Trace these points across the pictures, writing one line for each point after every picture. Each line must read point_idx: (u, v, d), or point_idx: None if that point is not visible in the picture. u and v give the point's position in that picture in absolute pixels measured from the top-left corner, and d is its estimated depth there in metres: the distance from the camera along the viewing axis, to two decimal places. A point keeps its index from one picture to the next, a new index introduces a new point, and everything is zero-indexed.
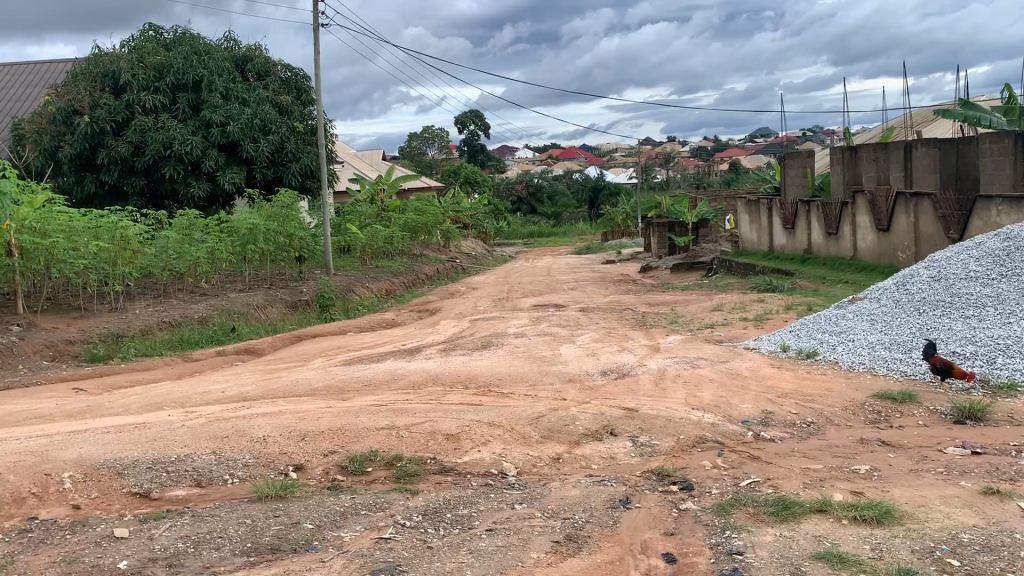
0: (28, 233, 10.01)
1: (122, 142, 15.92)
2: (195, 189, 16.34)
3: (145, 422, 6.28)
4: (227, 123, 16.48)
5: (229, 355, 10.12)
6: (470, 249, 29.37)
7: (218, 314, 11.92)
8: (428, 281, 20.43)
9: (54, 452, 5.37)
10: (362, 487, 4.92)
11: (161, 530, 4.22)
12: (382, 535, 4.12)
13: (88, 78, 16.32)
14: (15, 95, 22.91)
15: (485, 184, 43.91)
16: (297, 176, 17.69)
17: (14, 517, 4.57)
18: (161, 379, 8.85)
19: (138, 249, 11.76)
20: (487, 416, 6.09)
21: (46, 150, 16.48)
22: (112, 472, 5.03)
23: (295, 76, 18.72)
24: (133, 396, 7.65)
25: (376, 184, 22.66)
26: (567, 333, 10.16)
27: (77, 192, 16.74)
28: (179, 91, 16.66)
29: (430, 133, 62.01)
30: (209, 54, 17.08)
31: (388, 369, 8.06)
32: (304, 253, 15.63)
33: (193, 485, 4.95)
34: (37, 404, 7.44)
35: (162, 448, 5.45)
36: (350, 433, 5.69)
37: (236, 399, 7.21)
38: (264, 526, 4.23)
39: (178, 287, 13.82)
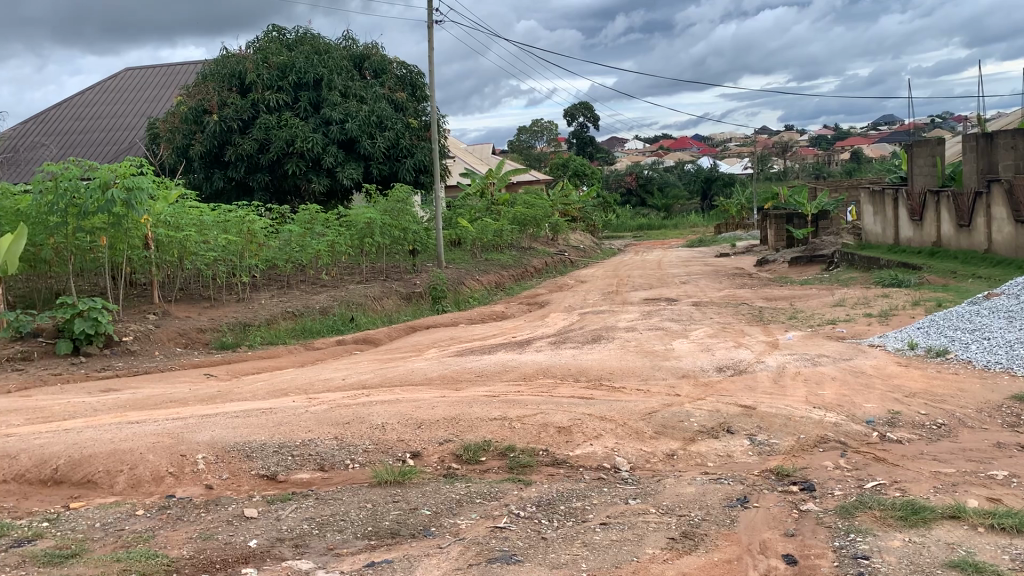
0: (163, 227, 10.61)
1: (248, 139, 16.71)
2: (316, 185, 16.90)
3: (271, 408, 6.59)
4: (345, 121, 17.00)
5: (348, 344, 10.46)
6: (579, 242, 29.40)
7: (337, 305, 12.31)
8: (537, 274, 20.52)
9: (189, 434, 5.69)
10: (477, 476, 5.00)
11: (287, 512, 4.42)
12: (497, 525, 4.18)
13: (218, 79, 17.20)
14: (150, 95, 24.33)
15: (593, 177, 43.76)
16: (411, 171, 18.04)
17: (153, 495, 4.90)
18: (285, 366, 9.25)
19: (263, 242, 12.32)
20: (599, 409, 6.08)
21: (179, 148, 17.46)
22: (242, 455, 5.30)
23: (410, 73, 19.10)
24: (260, 382, 8.03)
25: (486, 176, 22.88)
26: (680, 328, 10.02)
27: (207, 188, 17.64)
28: (301, 90, 17.33)
29: (540, 126, 62.30)
30: (328, 54, 17.71)
31: (500, 361, 8.16)
32: (418, 246, 15.96)
33: (316, 469, 5.16)
34: (171, 389, 7.90)
35: (288, 433, 5.69)
36: (465, 422, 5.80)
37: (356, 386, 7.47)
38: (383, 511, 4.36)
39: (299, 279, 14.36)
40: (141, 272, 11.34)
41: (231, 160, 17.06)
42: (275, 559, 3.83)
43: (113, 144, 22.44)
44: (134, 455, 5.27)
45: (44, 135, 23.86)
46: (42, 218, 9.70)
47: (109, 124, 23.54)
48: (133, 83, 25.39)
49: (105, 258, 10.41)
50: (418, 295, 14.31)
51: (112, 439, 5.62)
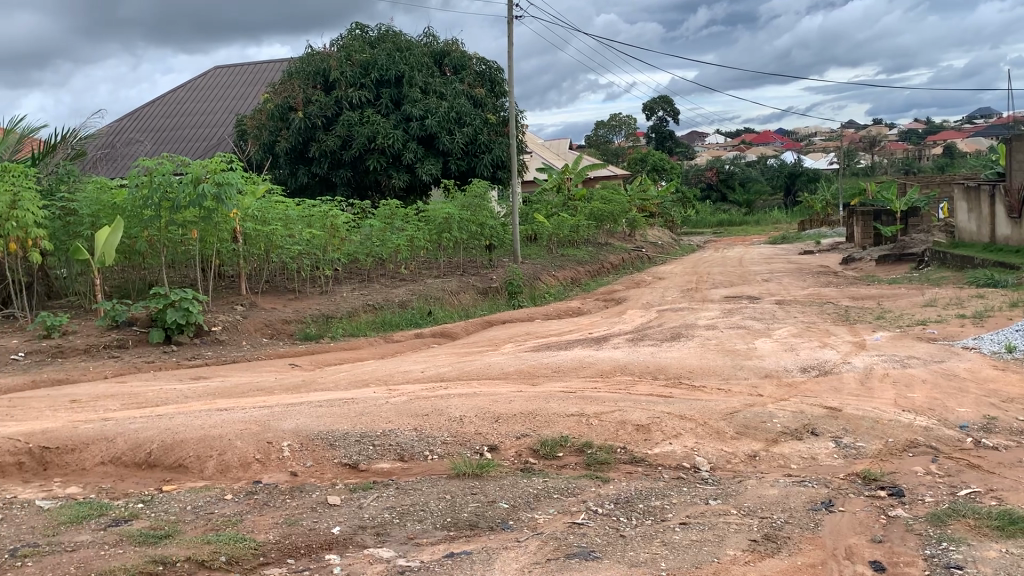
0: (251, 221, 10.94)
1: (331, 136, 17.09)
2: (396, 180, 17.15)
3: (352, 398, 6.73)
4: (426, 117, 17.21)
5: (426, 337, 10.60)
6: (657, 239, 29.08)
7: (416, 298, 12.49)
8: (614, 270, 20.40)
9: (274, 422, 5.87)
10: (554, 471, 5.01)
11: (369, 500, 4.52)
12: (575, 520, 4.18)
13: (303, 76, 17.63)
14: (237, 93, 25.11)
15: (672, 172, 43.17)
16: (489, 167, 18.14)
17: (241, 480, 5.07)
18: (366, 357, 9.43)
19: (345, 237, 12.59)
20: (679, 408, 6.02)
21: (266, 144, 17.96)
22: (324, 443, 5.43)
23: (489, 69, 19.20)
24: (341, 373, 8.21)
25: (563, 172, 22.82)
26: (762, 326, 9.83)
27: (291, 184, 18.10)
28: (382, 86, 17.62)
29: (618, 121, 61.80)
30: (410, 51, 17.94)
31: (577, 357, 8.15)
32: (494, 241, 16.04)
33: (396, 459, 5.26)
34: (258, 377, 8.15)
35: (369, 423, 5.81)
36: (542, 417, 5.81)
37: (435, 378, 7.57)
38: (462, 503, 4.41)
39: (379, 273, 14.63)
40: (229, 265, 11.72)
41: (314, 156, 17.47)
42: (357, 546, 3.92)
43: (202, 140, 23.22)
44: (224, 440, 5.46)
45: (139, 131, 24.84)
46: (137, 211, 10.11)
47: (199, 120, 24.35)
48: (222, 81, 26.23)
49: (196, 251, 10.79)
50: (494, 290, 14.41)
51: (202, 425, 5.84)
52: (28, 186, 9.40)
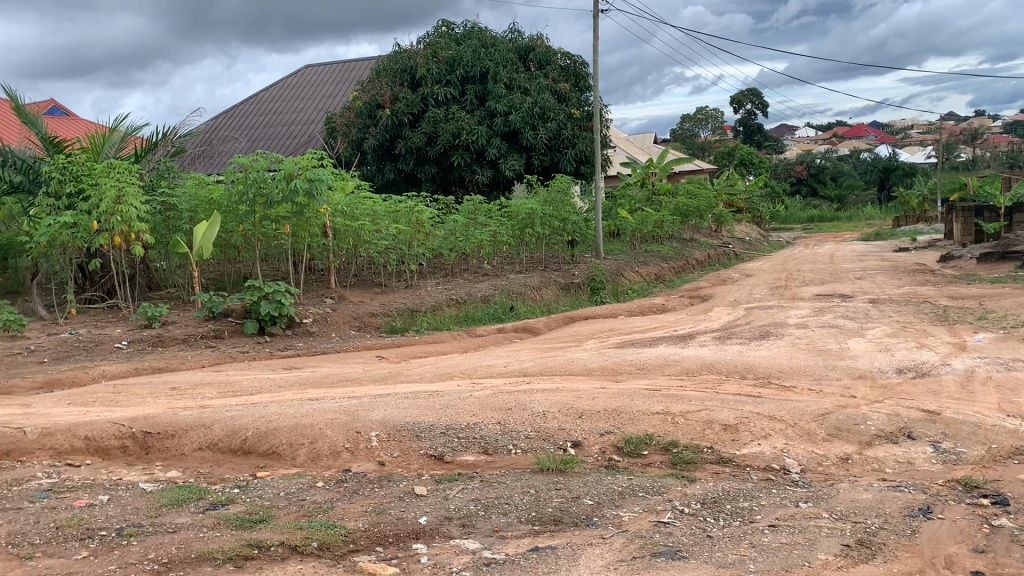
0: (340, 216, 11.20)
1: (417, 133, 17.34)
2: (479, 176, 17.28)
3: (438, 390, 6.84)
4: (510, 112, 17.29)
5: (508, 332, 10.66)
6: (744, 234, 28.51)
7: (498, 293, 12.60)
8: (699, 266, 20.10)
9: (363, 412, 6.00)
10: (639, 469, 4.98)
11: (455, 492, 4.58)
12: (660, 519, 4.15)
13: (390, 74, 17.93)
14: (328, 91, 25.76)
15: (760, 166, 42.14)
16: (572, 162, 18.09)
17: (331, 468, 5.21)
18: (450, 351, 9.55)
19: (430, 232, 12.77)
20: (768, 408, 5.89)
21: (354, 141, 18.36)
22: (411, 434, 5.53)
23: (574, 64, 19.14)
24: (427, 366, 8.34)
25: (648, 167, 22.60)
26: (855, 326, 9.53)
27: (378, 180, 18.46)
28: (468, 83, 17.79)
29: (705, 115, 60.77)
30: (495, 46, 18.03)
31: (662, 354, 8.07)
32: (577, 236, 15.99)
33: (481, 452, 5.31)
34: (346, 368, 8.36)
35: (454, 416, 5.89)
36: (627, 415, 5.78)
37: (518, 373, 7.62)
38: (546, 497, 4.43)
39: (462, 269, 14.80)
40: (318, 259, 12.04)
41: (401, 153, 17.77)
42: (443, 537, 3.98)
43: (294, 138, 23.88)
44: (315, 429, 5.62)
45: (234, 129, 25.70)
46: (233, 207, 10.47)
47: (291, 118, 25.05)
48: (313, 79, 26.91)
49: (288, 245, 11.11)
50: (577, 286, 14.38)
51: (294, 413, 6.02)
52: (132, 182, 9.84)
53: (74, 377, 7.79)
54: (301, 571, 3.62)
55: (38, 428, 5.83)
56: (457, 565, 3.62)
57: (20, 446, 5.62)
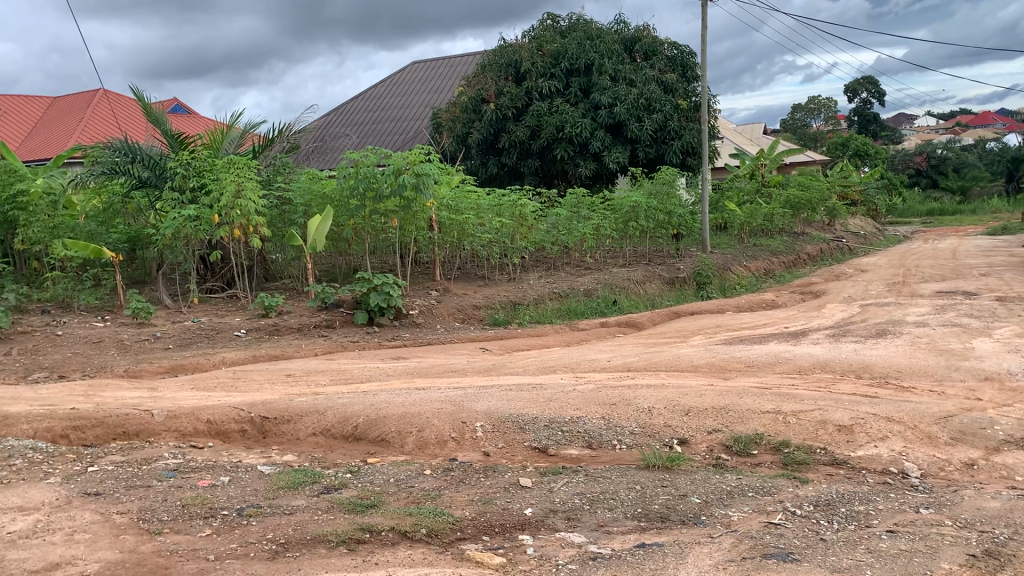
0: (446, 210, 11.39)
1: (521, 126, 17.43)
2: (583, 169, 17.23)
3: (541, 384, 6.88)
4: (615, 104, 17.18)
5: (612, 326, 10.61)
6: (859, 228, 27.42)
7: (601, 287, 12.57)
8: (811, 261, 19.44)
9: (468, 403, 6.09)
10: (748, 469, 4.87)
11: (559, 485, 4.60)
12: (771, 520, 4.05)
13: (495, 68, 18.09)
14: (434, 86, 26.23)
15: (877, 156, 40.41)
16: (679, 154, 17.79)
17: (438, 457, 5.32)
18: (553, 344, 9.57)
19: (533, 225, 12.85)
20: (885, 410, 5.66)
21: (458, 136, 18.62)
22: (515, 427, 5.58)
23: (681, 53, 18.80)
24: (530, 359, 8.38)
25: (757, 159, 22.01)
26: (982, 325, 9.03)
27: (482, 174, 18.67)
28: (572, 75, 17.77)
29: (817, 104, 58.75)
30: (600, 38, 17.92)
31: (772, 351, 7.86)
32: (682, 230, 15.75)
33: (585, 446, 5.31)
34: (451, 360, 8.49)
35: (558, 409, 5.90)
36: (735, 413, 5.67)
37: (622, 368, 7.58)
38: (652, 494, 4.40)
39: (564, 262, 14.82)
40: (425, 252, 12.27)
41: (504, 147, 17.90)
42: (548, 529, 4.00)
43: (400, 133, 24.40)
44: (422, 418, 5.74)
45: (344, 125, 26.45)
46: (345, 201, 10.79)
47: (398, 114, 25.60)
48: (419, 76, 27.42)
49: (395, 238, 11.35)
50: (682, 280, 14.19)
51: (402, 402, 6.17)
52: (251, 177, 10.27)
53: (196, 363, 8.19)
54: (411, 556, 3.71)
55: (165, 411, 6.17)
56: (563, 558, 3.63)
57: (148, 427, 5.96)
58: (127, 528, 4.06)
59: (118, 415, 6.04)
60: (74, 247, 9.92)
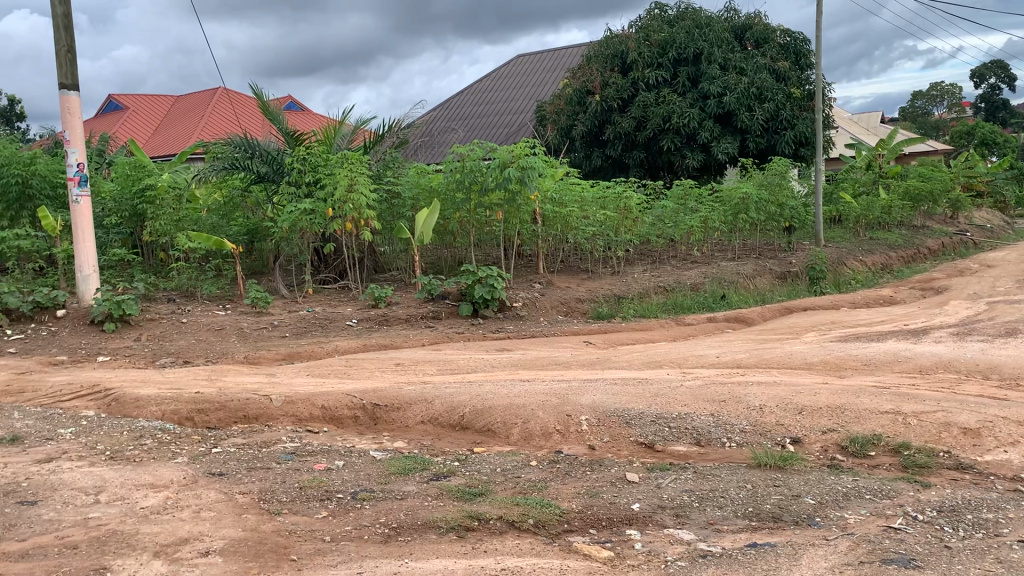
0: (551, 203, 11.41)
1: (627, 118, 17.28)
2: (690, 160, 16.93)
3: (647, 378, 6.83)
4: (724, 94, 16.80)
5: (720, 321, 10.41)
6: (986, 221, 25.92)
7: (709, 281, 12.38)
8: (932, 255, 18.53)
9: (573, 396, 6.10)
10: (865, 471, 4.71)
11: (667, 481, 4.56)
12: (890, 525, 3.91)
13: (601, 60, 17.99)
14: (538, 79, 26.32)
15: (1007, 145, 38.05)
16: (791, 144, 17.24)
17: (543, 449, 5.36)
18: (658, 339, 9.47)
19: (638, 217, 12.74)
20: (1016, 413, 5.36)
21: (563, 128, 18.62)
22: (621, 421, 5.55)
23: (795, 40, 18.22)
24: (636, 353, 8.31)
25: (874, 148, 21.13)
26: None
27: (586, 166, 18.61)
28: (680, 65, 17.47)
29: (940, 90, 55.80)
30: (710, 27, 17.55)
31: (890, 350, 7.55)
32: (794, 222, 15.26)
33: (693, 443, 5.24)
34: (556, 352, 8.51)
35: (665, 404, 5.84)
36: (851, 412, 5.48)
37: (731, 364, 7.43)
38: (764, 493, 4.30)
39: (670, 255, 14.64)
40: (529, 245, 12.33)
41: (610, 138, 17.79)
42: (656, 525, 3.98)
43: (504, 127, 24.60)
44: (527, 410, 5.79)
45: (450, 120, 26.83)
46: (451, 194, 10.96)
47: (503, 108, 25.79)
48: (524, 69, 27.54)
49: (500, 231, 11.45)
50: (793, 275, 13.79)
51: (508, 394, 6.23)
52: (363, 172, 10.55)
53: (311, 351, 8.49)
54: (519, 546, 3.75)
55: (282, 396, 6.42)
56: (672, 555, 3.61)
57: (267, 412, 6.22)
58: (249, 508, 4.26)
59: (238, 400, 6.33)
60: (197, 239, 10.42)
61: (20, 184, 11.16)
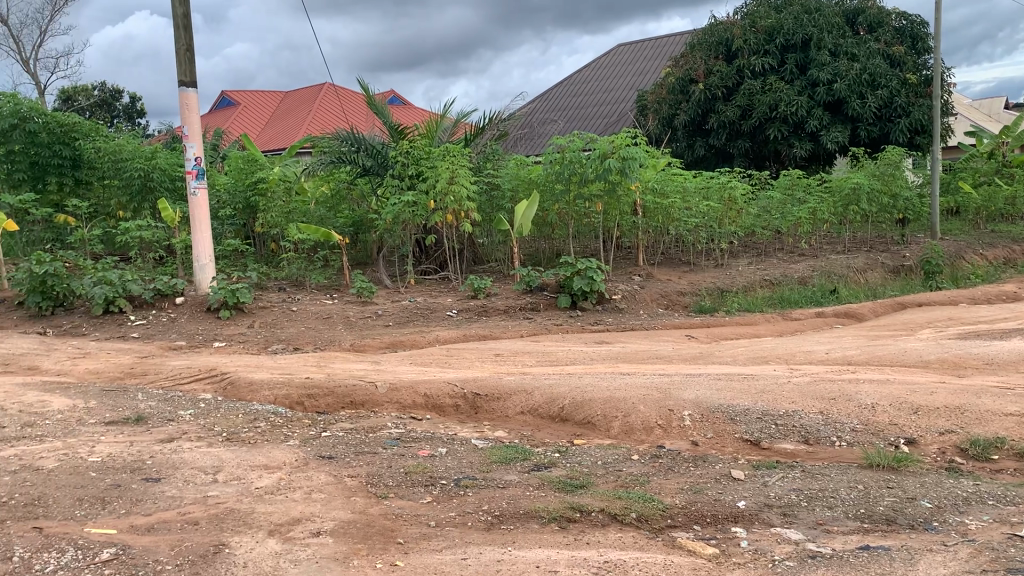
0: (652, 194, 11.28)
1: (732, 106, 16.88)
2: (798, 149, 16.41)
3: (753, 374, 6.69)
4: (834, 81, 16.22)
5: (828, 317, 10.09)
6: None
7: (818, 275, 12.02)
8: None
9: (676, 390, 6.03)
10: (987, 475, 4.49)
11: (773, 479, 4.46)
12: (1015, 532, 3.71)
13: (705, 48, 17.64)
14: (639, 68, 26.06)
15: None
16: (906, 132, 16.52)
17: (645, 443, 5.33)
18: (763, 334, 9.24)
19: (743, 209, 12.46)
20: None
21: (665, 118, 18.34)
22: (726, 417, 5.46)
23: (911, 24, 17.47)
24: (741, 348, 8.14)
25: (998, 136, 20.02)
26: None
27: (689, 156, 18.31)
28: (788, 52, 16.95)
29: None
30: (820, 12, 16.99)
31: (1014, 349, 7.14)
32: (908, 214, 14.60)
33: (801, 441, 5.10)
34: (658, 346, 8.42)
35: (772, 401, 5.71)
36: (972, 414, 5.23)
37: (841, 361, 7.18)
38: (877, 495, 4.16)
39: (775, 248, 14.28)
40: (630, 237, 12.24)
41: (714, 128, 17.43)
42: (763, 523, 3.90)
43: (604, 117, 24.46)
44: (628, 403, 5.76)
45: (550, 111, 26.82)
46: (552, 186, 10.97)
47: (604, 98, 25.62)
48: (625, 58, 27.26)
49: (600, 223, 11.38)
50: (907, 269, 13.24)
51: (610, 386, 6.21)
52: (464, 164, 10.67)
53: (413, 340, 8.67)
54: (622, 539, 3.75)
55: (387, 383, 6.58)
56: (780, 554, 3.53)
57: (373, 398, 6.40)
58: (357, 491, 4.39)
59: (346, 385, 6.53)
60: (305, 231, 10.76)
61: (142, 177, 11.73)
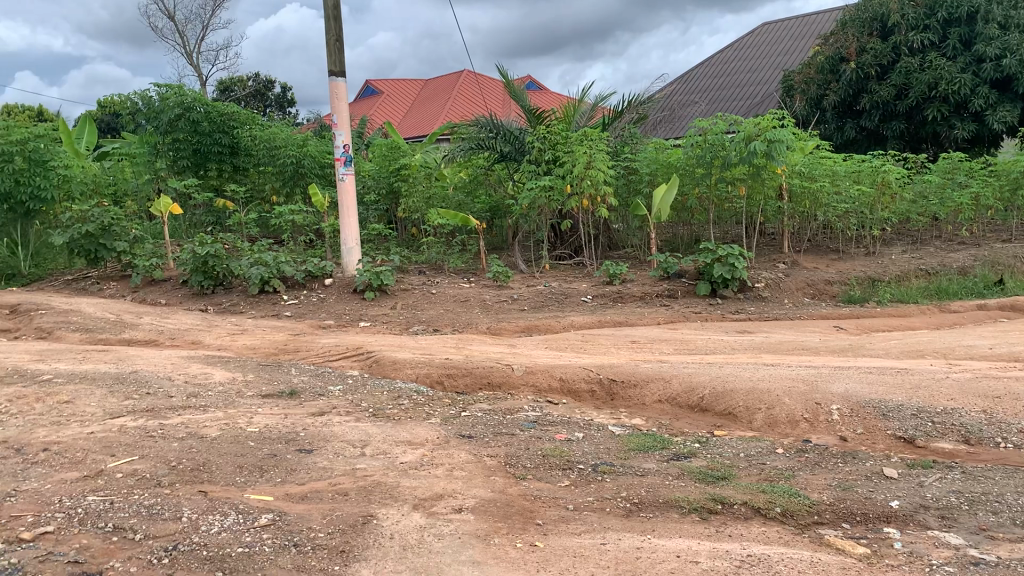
0: (799, 178, 10.87)
1: (887, 86, 15.97)
2: (960, 131, 15.41)
3: (907, 368, 6.34)
4: (1003, 56, 15.05)
5: (992, 310, 9.42)
6: None
7: (981, 265, 11.27)
8: None
9: (823, 383, 5.81)
10: None
11: (931, 480, 4.24)
12: None
13: (858, 24, 16.72)
14: (786, 47, 25.10)
15: None
16: None
17: (790, 436, 5.18)
18: (918, 327, 8.75)
19: (897, 194, 11.81)
20: None
21: (813, 99, 17.54)
22: (876, 412, 5.22)
23: None
24: (894, 341, 7.73)
25: None
26: None
27: (838, 138, 17.49)
28: (951, 26, 15.86)
29: None
30: None
31: None
32: None
33: (961, 441, 4.81)
34: (803, 337, 8.13)
35: (928, 397, 5.42)
36: None
37: (1008, 357, 6.71)
38: None
39: (933, 236, 13.46)
40: (774, 223, 11.85)
41: (866, 108, 16.55)
42: (918, 525, 3.72)
43: (748, 99, 23.70)
44: (772, 395, 5.60)
45: (690, 93, 26.23)
46: (692, 170, 10.75)
47: (747, 78, 24.81)
48: (771, 37, 26.29)
49: (742, 208, 11.07)
50: None
51: (754, 376, 6.06)
52: (602, 148, 10.61)
53: (549, 324, 8.74)
54: (765, 533, 3.66)
55: (524, 366, 6.68)
56: (938, 559, 3.35)
57: (510, 380, 6.51)
58: (496, 470, 4.49)
59: (484, 367, 6.67)
60: (446, 216, 10.99)
61: (294, 163, 12.36)
